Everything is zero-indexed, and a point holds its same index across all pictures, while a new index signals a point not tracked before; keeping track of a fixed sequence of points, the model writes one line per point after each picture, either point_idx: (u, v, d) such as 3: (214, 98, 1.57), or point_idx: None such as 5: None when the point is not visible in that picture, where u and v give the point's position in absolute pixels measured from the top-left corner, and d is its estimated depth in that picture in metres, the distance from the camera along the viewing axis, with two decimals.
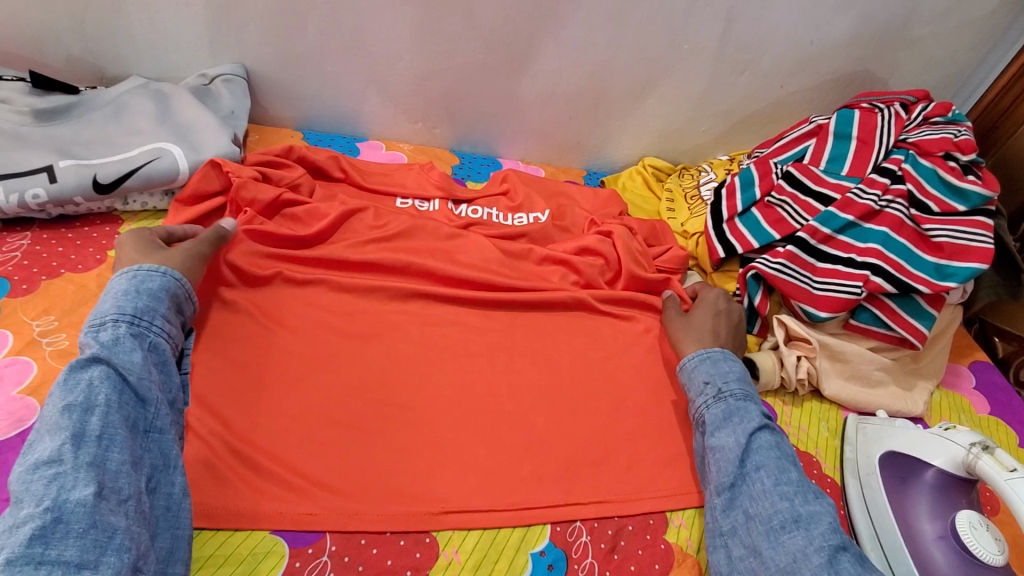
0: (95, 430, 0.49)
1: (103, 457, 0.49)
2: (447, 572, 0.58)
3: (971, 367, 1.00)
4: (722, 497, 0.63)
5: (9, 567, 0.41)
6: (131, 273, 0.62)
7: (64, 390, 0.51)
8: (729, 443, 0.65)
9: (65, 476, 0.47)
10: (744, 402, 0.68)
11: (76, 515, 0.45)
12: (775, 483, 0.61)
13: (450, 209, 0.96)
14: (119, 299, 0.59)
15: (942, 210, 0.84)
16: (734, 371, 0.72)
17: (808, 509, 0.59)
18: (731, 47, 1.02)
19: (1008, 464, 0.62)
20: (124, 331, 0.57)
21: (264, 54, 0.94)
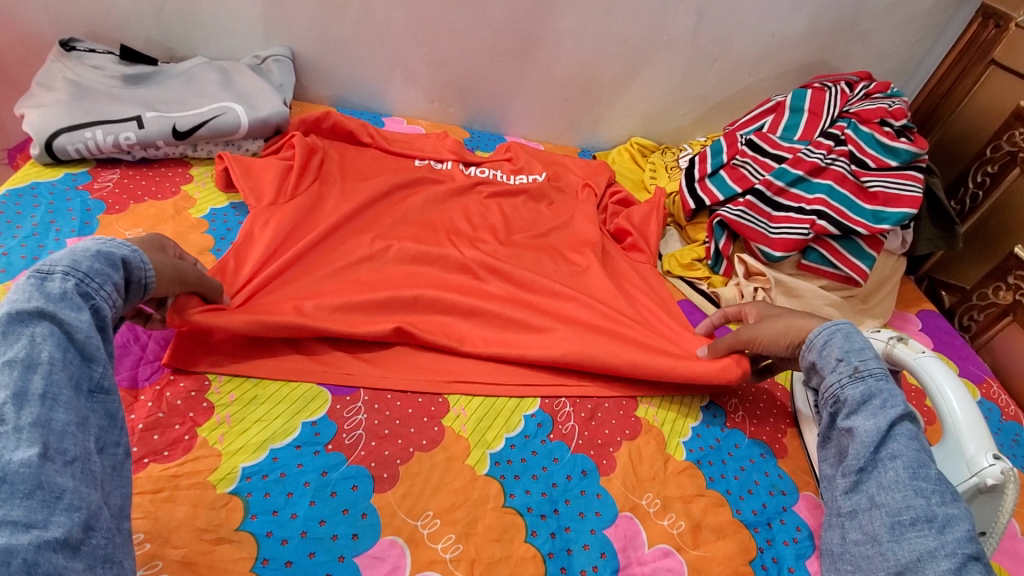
0: (38, 389, 0.46)
1: (48, 417, 0.46)
2: (456, 421, 0.71)
3: (918, 314, 1.14)
4: (848, 478, 0.64)
5: None
6: (100, 240, 0.59)
7: (3, 343, 0.48)
8: (865, 429, 0.63)
9: (6, 437, 0.43)
10: (886, 385, 0.65)
11: (22, 477, 0.42)
12: (910, 476, 0.60)
13: (460, 169, 1.11)
14: (68, 258, 0.55)
15: (878, 165, 0.99)
16: (870, 348, 0.68)
17: (946, 511, 0.57)
18: (703, 40, 1.19)
19: (919, 348, 0.76)
20: (74, 289, 0.53)
21: (307, 39, 1.12)
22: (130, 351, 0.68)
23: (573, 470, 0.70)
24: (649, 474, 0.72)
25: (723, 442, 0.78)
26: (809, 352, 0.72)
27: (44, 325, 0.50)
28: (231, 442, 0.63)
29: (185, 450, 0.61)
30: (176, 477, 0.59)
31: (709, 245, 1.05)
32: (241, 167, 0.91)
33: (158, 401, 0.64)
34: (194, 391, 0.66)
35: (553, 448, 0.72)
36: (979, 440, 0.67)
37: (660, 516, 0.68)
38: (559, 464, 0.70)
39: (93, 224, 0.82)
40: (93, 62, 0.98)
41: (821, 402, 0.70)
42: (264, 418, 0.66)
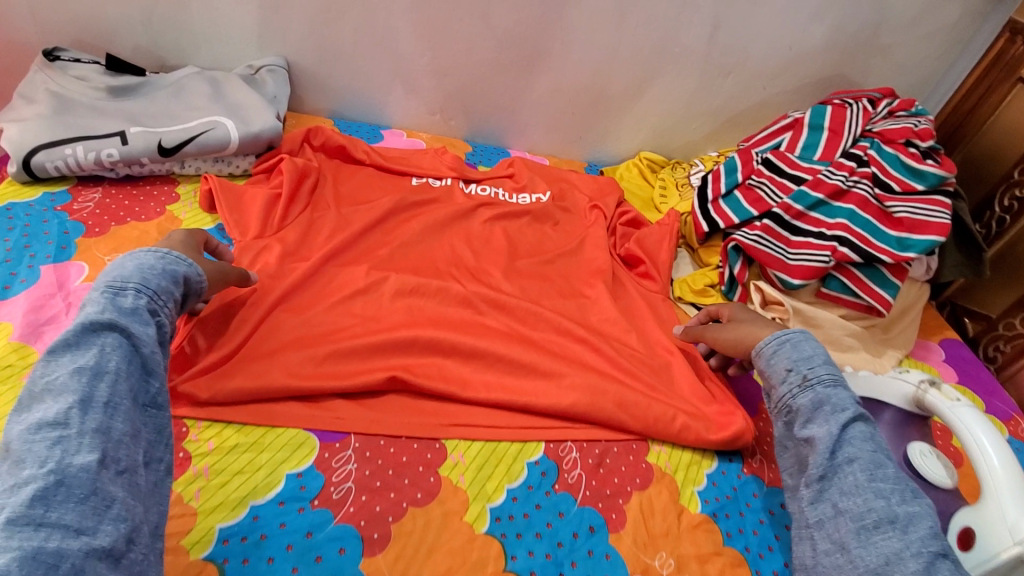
0: (103, 397, 0.50)
1: (108, 425, 0.49)
2: (453, 470, 0.66)
3: (940, 343, 1.08)
4: (811, 488, 0.62)
5: (9, 527, 0.40)
6: (160, 254, 0.64)
7: (77, 351, 0.52)
8: (821, 436, 0.62)
9: (69, 441, 0.47)
10: (835, 390, 0.64)
11: (81, 480, 0.45)
12: (869, 479, 0.59)
13: (461, 186, 1.06)
14: (135, 274, 0.60)
15: (903, 190, 0.93)
16: (818, 354, 0.67)
17: (907, 509, 0.56)
18: (717, 51, 1.13)
19: (953, 395, 0.71)
20: (141, 305, 0.58)
21: (303, 48, 1.07)
22: None
23: (580, 526, 0.65)
24: (661, 529, 0.67)
25: (740, 492, 0.73)
26: (758, 360, 0.72)
27: (111, 336, 0.54)
28: (208, 499, 0.58)
29: None
30: None
31: (723, 270, 1.00)
32: (223, 196, 0.87)
33: None
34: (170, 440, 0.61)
35: (558, 500, 0.66)
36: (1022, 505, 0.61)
37: None
38: (565, 519, 0.65)
39: (70, 249, 0.76)
40: (77, 73, 0.93)
41: (775, 413, 0.68)
42: (245, 470, 0.61)
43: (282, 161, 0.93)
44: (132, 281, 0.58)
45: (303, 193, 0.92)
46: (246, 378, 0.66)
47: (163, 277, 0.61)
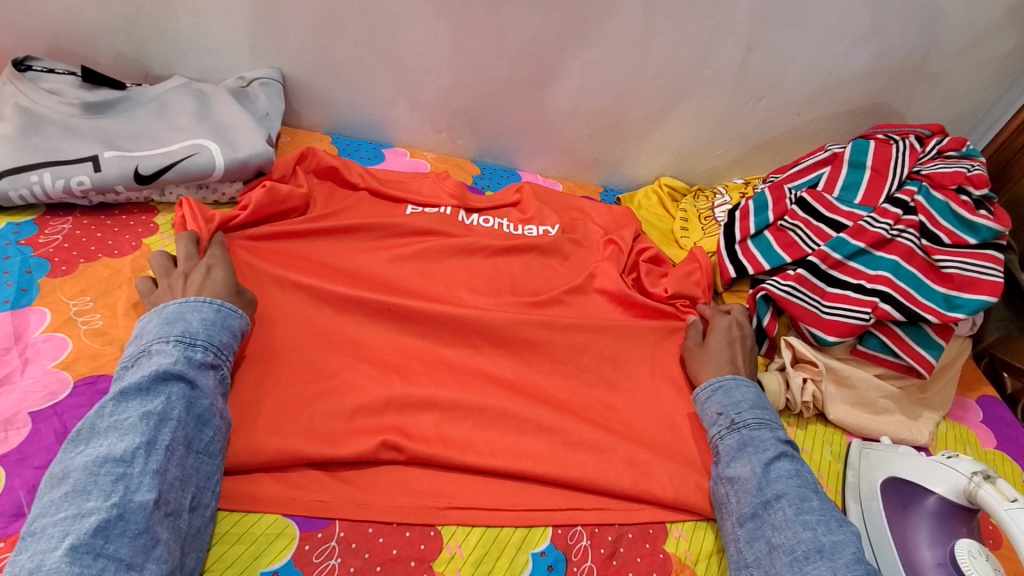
0: (165, 441, 0.53)
1: (166, 468, 0.52)
2: (449, 565, 0.60)
3: (979, 401, 0.99)
4: (745, 527, 0.63)
5: (72, 554, 0.45)
6: (214, 305, 0.65)
7: (146, 395, 0.55)
8: (746, 474, 0.66)
9: (130, 478, 0.50)
10: (758, 431, 0.69)
11: (136, 518, 0.48)
12: (797, 513, 0.61)
13: (460, 218, 0.97)
14: (203, 325, 0.62)
15: (953, 242, 0.85)
16: (746, 399, 0.73)
17: (832, 539, 0.59)
18: (750, 75, 1.04)
19: (1009, 495, 0.63)
20: (206, 359, 0.60)
21: (300, 61, 0.99)
22: None
23: None
24: None
25: None
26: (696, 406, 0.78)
27: (176, 383, 0.56)
28: None
29: None
30: None
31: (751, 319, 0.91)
32: (200, 215, 0.79)
33: None
34: None
35: None
36: None
37: None
38: None
39: (32, 291, 0.69)
40: (49, 85, 0.85)
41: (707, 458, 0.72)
42: (215, 567, 0.55)
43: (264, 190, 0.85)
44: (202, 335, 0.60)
45: (289, 226, 0.85)
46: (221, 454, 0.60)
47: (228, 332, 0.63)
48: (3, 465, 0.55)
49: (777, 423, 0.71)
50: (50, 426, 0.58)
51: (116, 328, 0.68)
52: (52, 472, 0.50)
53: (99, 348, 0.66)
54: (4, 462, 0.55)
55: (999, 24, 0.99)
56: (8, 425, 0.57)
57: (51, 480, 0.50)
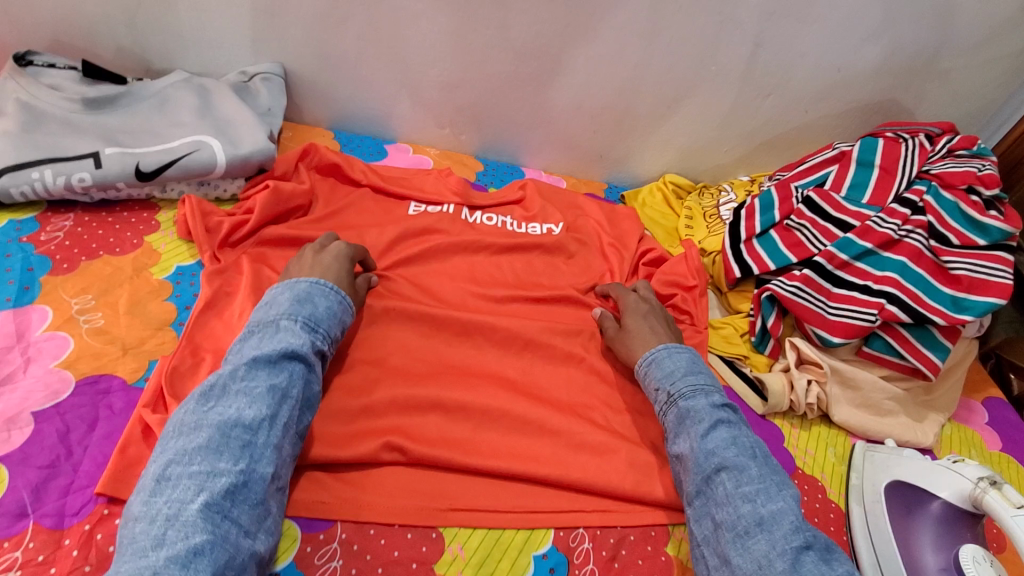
0: (284, 419, 0.57)
1: (282, 445, 0.56)
2: (451, 567, 0.60)
3: (984, 403, 0.98)
4: (694, 505, 0.63)
5: (207, 510, 0.49)
6: (333, 295, 0.69)
7: (272, 369, 0.59)
8: (687, 451, 0.65)
9: (255, 447, 0.54)
10: (694, 402, 0.68)
11: (257, 488, 0.52)
12: (737, 486, 0.60)
13: (463, 215, 0.97)
14: (327, 314, 0.67)
15: (962, 243, 0.84)
16: (679, 369, 0.72)
17: (770, 508, 0.58)
18: (758, 70, 1.02)
19: (1016, 501, 0.62)
20: (322, 347, 0.64)
21: (302, 55, 0.98)
22: (60, 472, 0.56)
23: None
24: None
25: None
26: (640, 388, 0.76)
27: (298, 364, 0.61)
28: None
29: None
30: None
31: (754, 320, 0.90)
32: (201, 220, 0.78)
33: (86, 548, 0.52)
34: None
35: None
36: None
37: None
38: None
39: (33, 290, 0.68)
40: (51, 81, 0.84)
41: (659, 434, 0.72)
42: None
43: (267, 189, 0.84)
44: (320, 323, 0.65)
45: (291, 224, 0.84)
46: None
47: (339, 324, 0.67)
48: (6, 465, 0.55)
49: (714, 390, 0.70)
50: (52, 425, 0.58)
51: (117, 328, 0.68)
52: (184, 421, 0.54)
53: (100, 348, 0.65)
54: (7, 462, 0.55)
55: (1014, 19, 0.96)
56: (11, 425, 0.57)
57: (185, 428, 0.53)
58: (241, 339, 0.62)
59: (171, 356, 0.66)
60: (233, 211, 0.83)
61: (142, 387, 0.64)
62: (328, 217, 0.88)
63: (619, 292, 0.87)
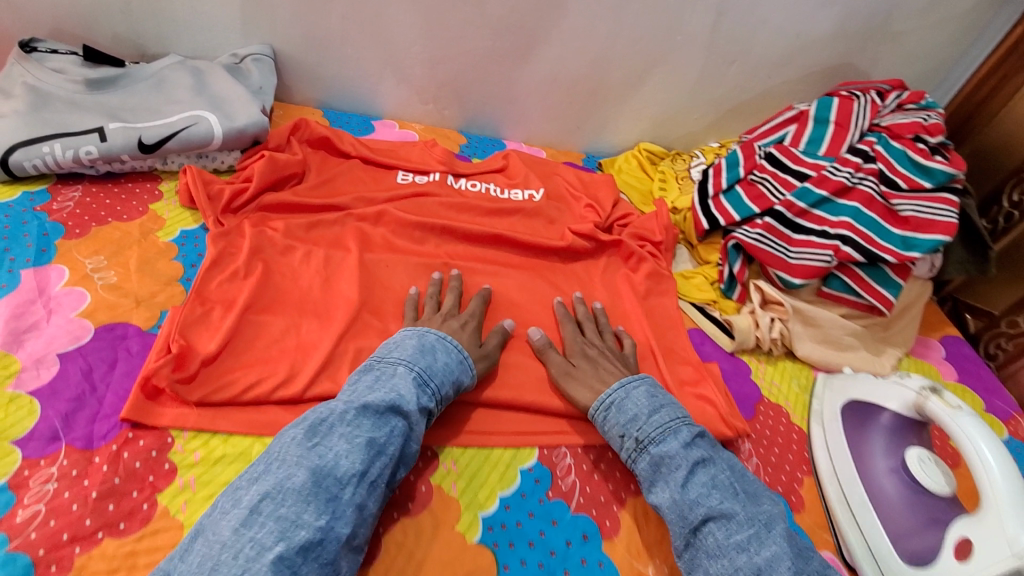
0: (374, 475, 0.57)
1: (365, 505, 0.56)
2: (445, 479, 0.66)
3: (941, 340, 1.05)
4: (684, 558, 0.61)
5: (279, 563, 0.49)
6: (449, 352, 0.70)
7: (376, 422, 0.60)
8: (668, 501, 0.63)
9: (339, 503, 0.54)
10: (664, 445, 0.66)
11: (331, 548, 0.52)
12: (727, 536, 0.59)
13: (449, 182, 1.03)
14: (442, 369, 0.67)
15: (910, 187, 0.90)
16: (642, 410, 0.69)
17: (767, 554, 0.56)
18: (721, 38, 1.09)
19: (954, 404, 0.69)
20: (429, 406, 0.65)
21: (291, 37, 1.04)
22: (86, 404, 0.62)
23: (574, 534, 0.65)
24: (654, 537, 0.67)
25: None
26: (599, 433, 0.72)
27: (400, 420, 0.61)
28: (195, 511, 0.58)
29: (144, 521, 0.56)
30: (133, 555, 0.54)
31: (722, 268, 0.97)
32: (203, 188, 0.84)
33: (114, 464, 0.58)
34: (156, 451, 0.60)
35: (551, 507, 0.66)
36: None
37: None
38: (558, 527, 0.65)
39: (50, 252, 0.74)
40: (54, 64, 0.89)
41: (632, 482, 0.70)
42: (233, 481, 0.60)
43: (262, 159, 0.90)
44: (432, 381, 0.66)
45: (288, 192, 0.91)
46: (235, 390, 0.66)
47: (451, 386, 0.67)
48: (37, 397, 0.61)
49: (681, 424, 0.67)
50: (76, 366, 0.64)
51: (129, 283, 0.73)
52: (289, 453, 0.56)
53: (114, 300, 0.71)
54: (39, 395, 0.61)
55: None
56: (39, 364, 0.63)
57: (287, 461, 0.56)
58: (361, 371, 0.66)
59: (181, 307, 0.72)
60: (231, 180, 0.89)
61: (156, 333, 0.70)
62: (322, 186, 0.94)
63: (566, 333, 0.82)
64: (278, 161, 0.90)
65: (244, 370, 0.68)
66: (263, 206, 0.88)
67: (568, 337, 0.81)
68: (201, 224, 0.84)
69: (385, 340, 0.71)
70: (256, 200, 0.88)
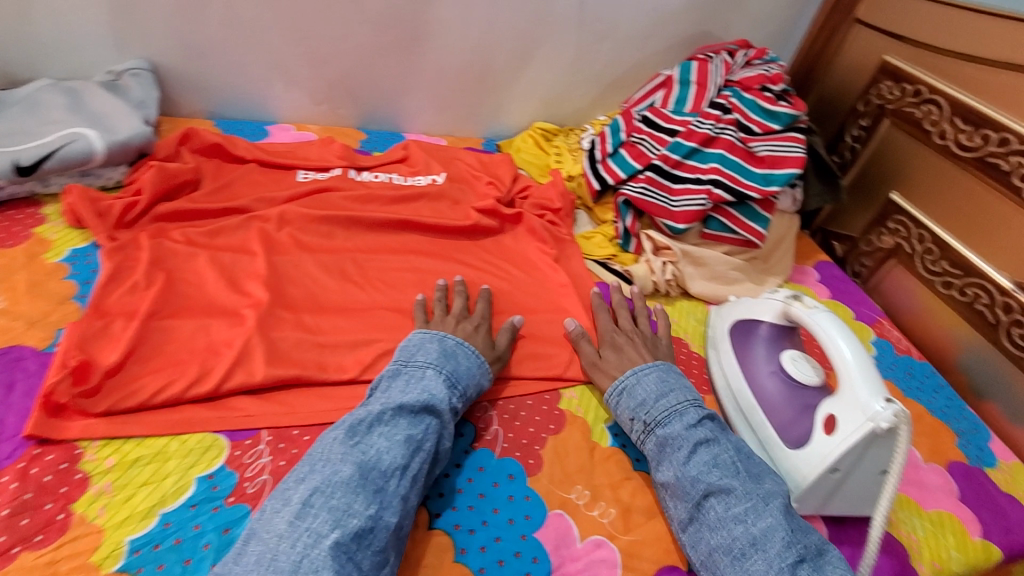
0: (414, 470, 0.61)
1: (408, 496, 0.60)
2: None
3: (815, 266, 1.18)
4: (687, 532, 0.65)
5: (337, 549, 0.53)
6: (469, 355, 0.74)
7: (412, 421, 0.64)
8: (672, 479, 0.66)
9: (385, 495, 0.58)
10: (670, 427, 0.70)
11: (381, 536, 0.56)
12: (726, 509, 0.63)
13: (351, 175, 1.05)
14: (466, 372, 0.72)
15: (763, 131, 1.03)
16: (652, 394, 0.73)
17: (763, 525, 0.61)
18: (589, 17, 1.18)
19: (811, 304, 0.80)
20: (456, 405, 0.69)
21: (168, 49, 1.03)
22: None
23: (500, 475, 0.69)
24: (576, 466, 0.72)
25: None
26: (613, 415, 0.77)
27: (434, 418, 0.65)
28: (114, 514, 0.57)
29: (61, 531, 0.55)
30: (53, 564, 0.53)
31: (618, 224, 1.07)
32: (91, 205, 0.82)
33: (22, 481, 0.57)
34: (65, 463, 0.60)
35: (477, 456, 0.71)
36: (871, 387, 0.70)
37: (590, 507, 0.68)
38: (485, 472, 0.69)
39: None
40: None
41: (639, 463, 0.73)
42: (152, 480, 0.60)
43: (150, 169, 0.90)
44: (458, 382, 0.70)
45: (182, 200, 0.90)
46: (147, 393, 0.66)
47: (474, 386, 0.72)
48: None
49: (688, 406, 0.71)
50: None
51: (19, 306, 0.71)
52: (333, 451, 0.59)
53: (4, 324, 0.69)
54: None
55: None
56: None
57: (331, 459, 0.59)
58: (390, 376, 0.69)
59: (78, 323, 0.70)
60: (120, 195, 0.87)
61: (53, 351, 0.68)
62: (220, 192, 0.95)
63: (601, 319, 0.87)
64: (167, 171, 0.90)
65: (154, 374, 0.68)
66: (159, 217, 0.87)
67: (602, 324, 0.86)
68: (92, 241, 0.82)
69: (405, 344, 0.75)
70: (151, 212, 0.87)
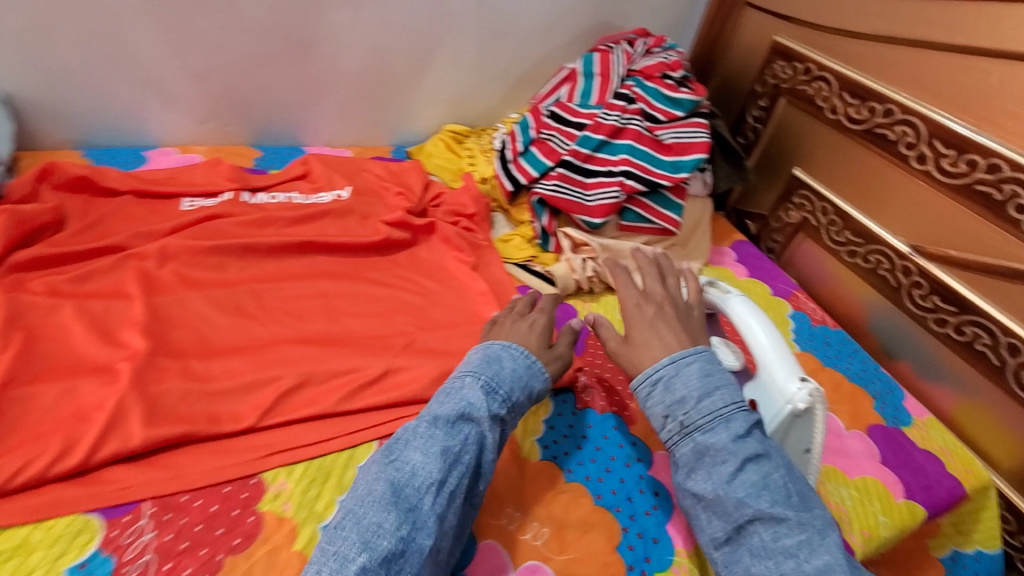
0: (451, 485, 0.56)
1: (445, 515, 0.55)
2: (275, 501, 0.62)
3: (732, 246, 1.20)
4: (722, 550, 0.57)
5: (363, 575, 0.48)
6: (516, 357, 0.69)
7: (449, 431, 0.59)
8: (709, 493, 0.58)
9: (419, 514, 0.53)
10: (713, 435, 0.59)
11: (413, 560, 0.51)
12: (775, 539, 0.54)
13: (243, 199, 0.96)
14: (510, 377, 0.66)
15: (668, 118, 1.03)
16: (692, 391, 0.62)
17: (818, 564, 0.52)
18: (487, 14, 1.14)
19: (725, 290, 0.81)
20: (500, 412, 0.63)
21: (14, 75, 0.91)
22: None
23: None
24: (504, 487, 0.69)
25: (574, 428, 0.77)
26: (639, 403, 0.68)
27: (472, 428, 0.60)
28: None
29: None
30: None
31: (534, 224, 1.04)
32: None
33: None
34: None
35: None
36: (786, 368, 0.70)
37: (521, 530, 0.65)
38: None
39: None
40: None
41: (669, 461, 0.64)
42: None
43: None
44: (500, 387, 0.64)
45: (40, 246, 0.79)
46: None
47: (521, 391, 0.66)
48: None
49: (737, 411, 0.60)
50: None
51: None
52: (368, 470, 0.57)
53: None
54: None
55: None
56: None
57: (368, 478, 0.56)
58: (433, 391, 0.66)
59: None
60: None
61: None
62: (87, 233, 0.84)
63: (624, 289, 0.76)
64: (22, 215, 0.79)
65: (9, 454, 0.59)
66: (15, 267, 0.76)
67: (627, 295, 0.75)
68: None
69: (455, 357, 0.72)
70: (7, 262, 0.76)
